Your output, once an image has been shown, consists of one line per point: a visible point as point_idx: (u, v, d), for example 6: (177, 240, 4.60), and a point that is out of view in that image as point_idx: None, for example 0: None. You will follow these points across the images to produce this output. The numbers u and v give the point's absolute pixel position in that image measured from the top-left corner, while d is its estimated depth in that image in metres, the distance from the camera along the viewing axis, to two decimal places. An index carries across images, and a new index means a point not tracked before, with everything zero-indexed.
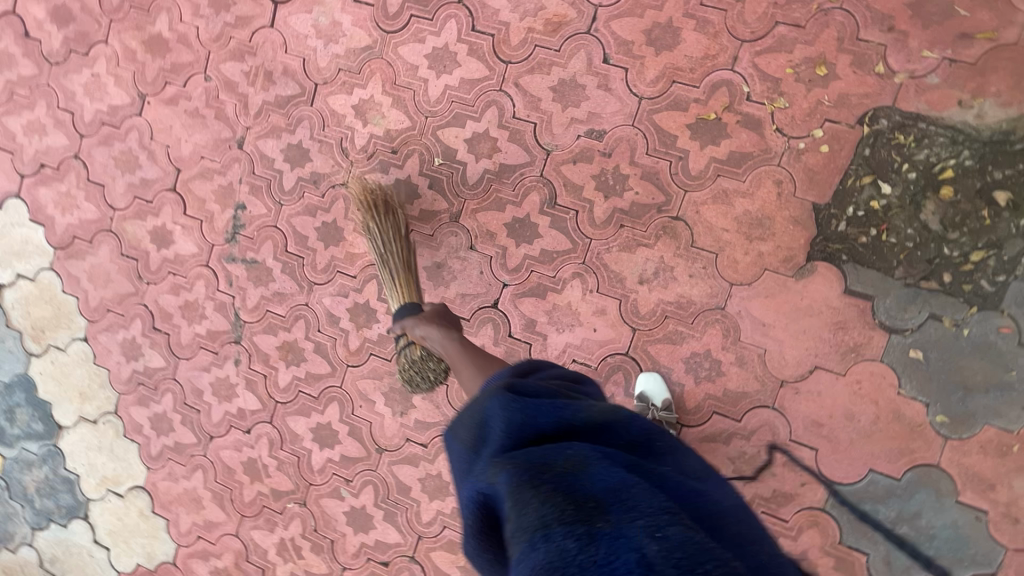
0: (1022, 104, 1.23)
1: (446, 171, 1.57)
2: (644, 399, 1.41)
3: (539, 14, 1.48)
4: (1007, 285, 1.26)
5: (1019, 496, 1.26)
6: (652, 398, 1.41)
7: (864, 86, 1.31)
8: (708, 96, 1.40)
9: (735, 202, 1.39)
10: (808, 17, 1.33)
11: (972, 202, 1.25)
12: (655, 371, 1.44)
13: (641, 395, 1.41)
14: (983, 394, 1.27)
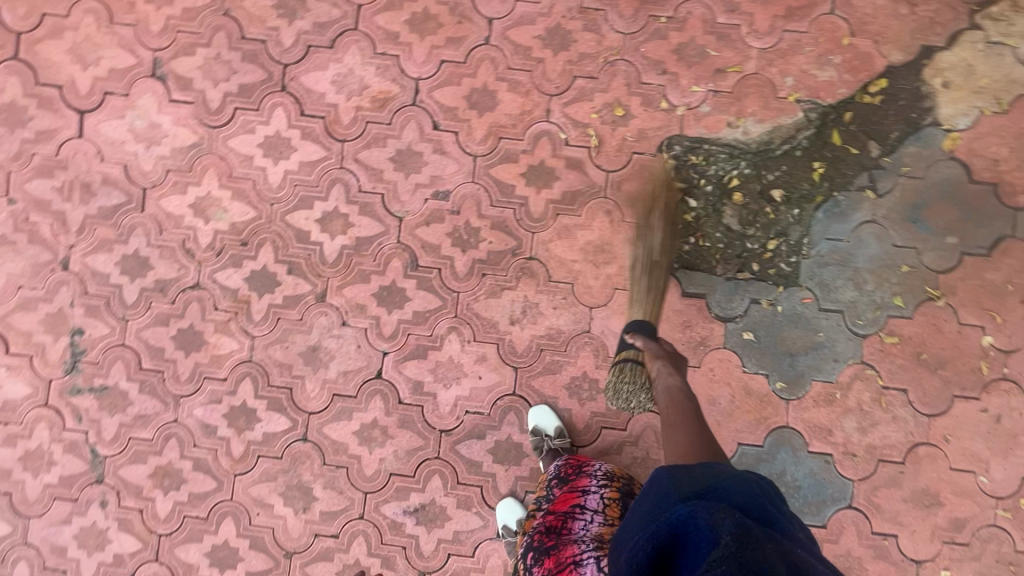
0: (772, 119, 1.52)
1: (303, 254, 1.56)
2: (537, 433, 1.48)
3: (364, 92, 1.54)
4: (799, 264, 1.52)
5: (851, 434, 1.49)
6: (545, 430, 1.49)
7: (656, 120, 1.53)
8: (533, 146, 1.54)
9: (577, 235, 1.54)
10: (599, 68, 1.54)
11: (757, 202, 1.51)
12: (543, 403, 1.52)
13: (534, 430, 1.49)
14: (805, 356, 1.50)
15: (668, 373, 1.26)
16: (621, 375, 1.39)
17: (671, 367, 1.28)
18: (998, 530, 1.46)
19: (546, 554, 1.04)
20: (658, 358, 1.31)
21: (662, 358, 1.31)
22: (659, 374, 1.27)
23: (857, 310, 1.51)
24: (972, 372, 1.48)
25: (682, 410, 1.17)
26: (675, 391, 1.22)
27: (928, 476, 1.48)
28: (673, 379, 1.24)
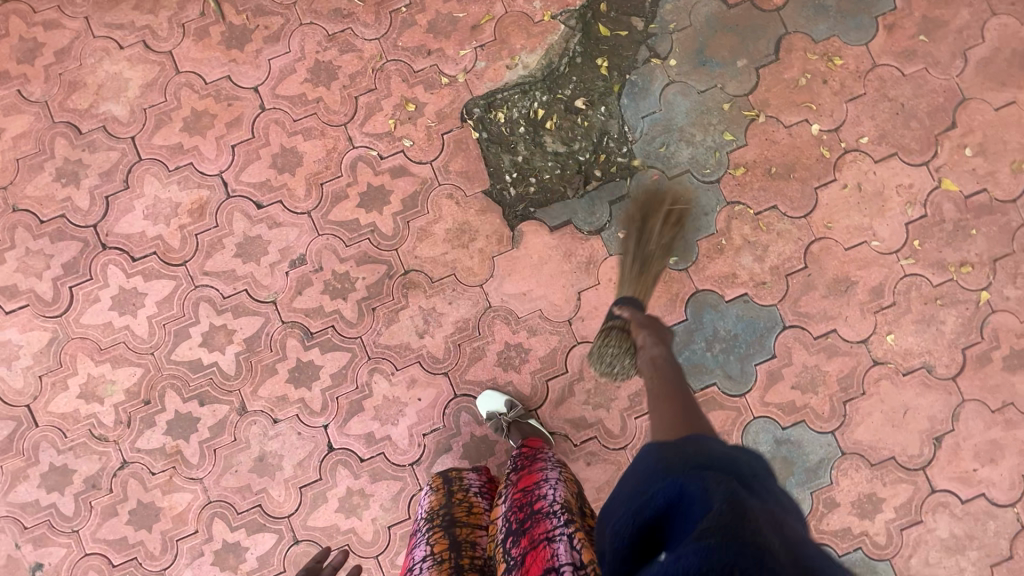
0: (541, 44, 1.59)
1: (205, 381, 1.56)
2: (492, 417, 1.50)
3: (179, 210, 1.54)
4: (632, 151, 1.60)
5: (753, 267, 1.57)
6: (498, 412, 1.50)
7: (446, 97, 1.59)
8: (355, 176, 1.57)
9: (436, 230, 1.58)
10: (373, 79, 1.58)
11: (568, 118, 1.58)
12: (487, 389, 1.54)
13: (489, 415, 1.50)
14: (680, 224, 1.58)
15: (654, 342, 1.25)
16: (608, 339, 1.42)
17: (656, 336, 1.27)
18: (911, 277, 1.56)
19: (521, 534, 1.04)
20: (644, 325, 1.30)
21: (649, 327, 1.29)
22: (647, 345, 1.25)
23: (700, 162, 1.59)
24: (818, 161, 1.59)
25: (657, 396, 1.12)
26: (659, 365, 1.20)
27: (833, 266, 1.57)
28: (656, 353, 1.22)
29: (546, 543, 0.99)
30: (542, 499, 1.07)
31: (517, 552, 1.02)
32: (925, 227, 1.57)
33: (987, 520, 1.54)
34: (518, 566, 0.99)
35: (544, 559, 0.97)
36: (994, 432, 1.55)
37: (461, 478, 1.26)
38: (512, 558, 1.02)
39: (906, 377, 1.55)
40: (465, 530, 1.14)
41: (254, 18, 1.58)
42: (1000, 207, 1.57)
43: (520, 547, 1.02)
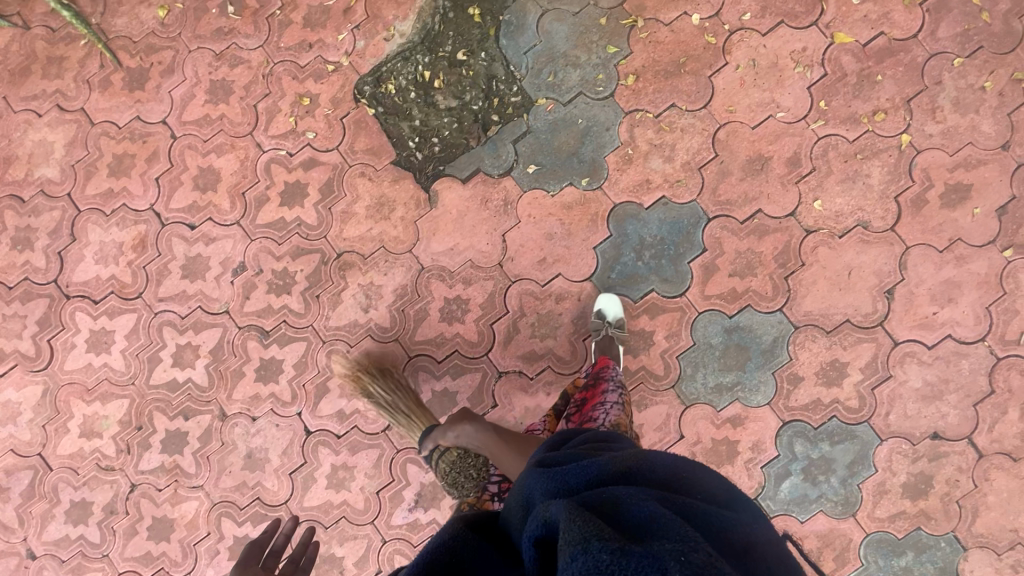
0: (412, 9, 1.64)
1: (185, 397, 1.67)
2: (600, 316, 1.55)
3: (124, 248, 1.67)
4: (523, 88, 1.63)
5: (664, 168, 1.58)
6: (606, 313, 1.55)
7: (335, 83, 1.65)
8: (271, 178, 1.66)
9: (356, 209, 1.65)
10: (266, 84, 1.66)
11: (454, 72, 1.62)
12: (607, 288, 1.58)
13: (598, 313, 1.55)
14: (584, 145, 1.61)
15: (463, 426, 1.29)
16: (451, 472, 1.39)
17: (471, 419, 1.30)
18: (825, 138, 1.54)
19: None
20: (450, 428, 1.32)
21: (455, 422, 1.32)
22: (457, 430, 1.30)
23: (590, 81, 1.61)
24: (706, 49, 1.58)
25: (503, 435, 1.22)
26: (477, 436, 1.24)
27: (744, 148, 1.56)
28: (467, 430, 1.28)
29: None
30: (593, 417, 1.22)
31: None
32: (829, 86, 1.54)
33: (959, 361, 1.50)
34: None
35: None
36: (947, 272, 1.51)
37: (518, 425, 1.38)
38: None
39: (844, 238, 1.53)
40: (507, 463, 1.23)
41: (148, 57, 1.69)
42: (902, 47, 1.53)
43: None
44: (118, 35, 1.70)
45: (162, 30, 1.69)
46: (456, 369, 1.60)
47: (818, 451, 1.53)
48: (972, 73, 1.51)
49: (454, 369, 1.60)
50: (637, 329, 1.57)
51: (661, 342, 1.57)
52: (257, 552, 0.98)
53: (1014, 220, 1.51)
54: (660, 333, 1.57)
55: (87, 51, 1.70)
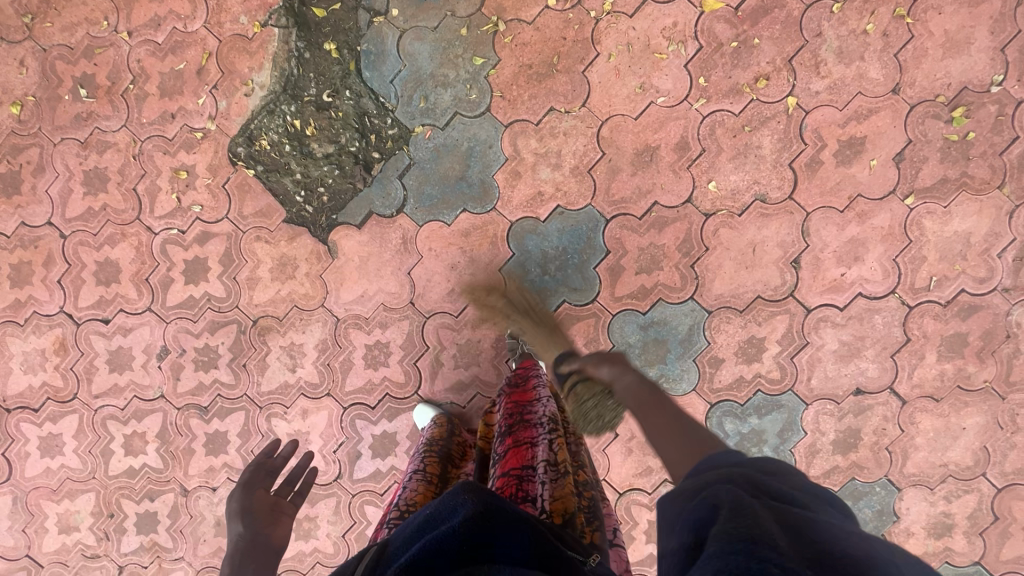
0: (266, 56, 1.55)
1: (145, 481, 1.74)
2: (512, 337, 1.55)
3: (47, 354, 1.69)
4: (397, 118, 1.56)
5: (554, 177, 1.54)
6: (519, 333, 1.55)
7: (208, 150, 1.60)
8: (169, 259, 1.64)
9: (260, 274, 1.64)
10: (140, 164, 1.61)
11: (323, 116, 1.56)
12: None
13: (511, 335, 1.55)
14: (471, 168, 1.56)
15: (624, 371, 1.12)
16: (579, 396, 1.22)
17: (622, 367, 1.14)
18: (710, 116, 1.48)
19: (507, 434, 1.10)
20: (602, 363, 1.17)
21: (608, 361, 1.17)
22: (619, 368, 1.14)
23: (464, 99, 1.54)
24: (575, 42, 1.50)
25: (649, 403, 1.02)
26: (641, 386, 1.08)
27: (629, 141, 1.51)
28: (629, 376, 1.11)
29: (529, 442, 1.05)
30: (534, 411, 1.14)
31: (500, 449, 1.07)
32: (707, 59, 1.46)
33: (872, 316, 1.51)
34: (499, 457, 1.05)
35: (525, 455, 1.03)
36: (851, 231, 1.49)
37: (458, 428, 1.36)
38: (497, 454, 1.07)
39: (743, 215, 1.51)
40: (455, 469, 1.19)
41: (15, 159, 1.63)
42: (775, 3, 1.44)
43: (503, 444, 1.08)
44: None
45: (21, 127, 1.62)
46: (391, 410, 1.64)
47: (748, 426, 1.57)
48: (852, 18, 1.43)
49: (389, 411, 1.64)
50: None
51: (582, 350, 1.58)
52: (263, 473, 1.16)
53: (913, 165, 1.47)
54: (579, 342, 1.58)
55: None
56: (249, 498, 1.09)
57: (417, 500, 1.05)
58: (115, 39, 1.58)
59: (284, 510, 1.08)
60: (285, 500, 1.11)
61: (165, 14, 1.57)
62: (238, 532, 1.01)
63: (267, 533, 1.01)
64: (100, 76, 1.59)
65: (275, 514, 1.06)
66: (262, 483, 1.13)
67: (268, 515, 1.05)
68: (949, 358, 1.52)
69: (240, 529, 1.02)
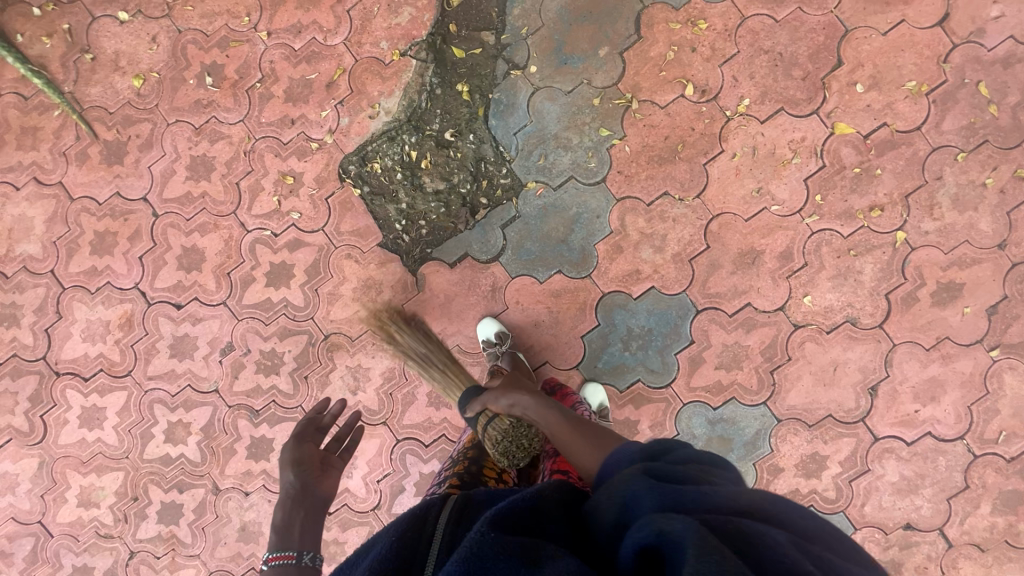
0: (398, 85, 1.57)
1: (179, 471, 1.71)
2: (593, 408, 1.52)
3: (111, 327, 1.66)
4: (513, 170, 1.57)
5: (654, 259, 1.55)
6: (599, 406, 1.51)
7: (320, 162, 1.60)
8: (256, 258, 1.63)
9: (342, 291, 1.63)
10: (248, 161, 1.61)
11: (441, 153, 1.57)
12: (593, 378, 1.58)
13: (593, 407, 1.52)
14: (574, 232, 1.57)
15: (519, 394, 1.17)
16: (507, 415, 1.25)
17: (515, 392, 1.19)
18: (819, 233, 1.51)
19: (559, 436, 1.24)
20: (500, 395, 1.21)
21: (506, 393, 1.20)
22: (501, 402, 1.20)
23: (583, 165, 1.56)
24: (702, 135, 1.52)
25: (560, 416, 1.08)
26: (535, 408, 1.13)
27: (735, 240, 1.53)
28: (523, 399, 1.16)
29: None
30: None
31: (552, 445, 1.22)
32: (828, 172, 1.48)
33: (937, 457, 1.53)
34: (552, 454, 1.19)
35: None
36: (932, 370, 1.51)
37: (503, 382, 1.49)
38: (550, 450, 1.21)
39: (831, 334, 1.53)
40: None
41: (126, 130, 1.63)
42: (904, 139, 1.47)
43: (556, 441, 1.22)
44: (93, 105, 1.63)
45: (138, 100, 1.62)
46: (443, 452, 1.63)
47: None
48: (974, 169, 1.47)
49: (441, 452, 1.63)
50: (623, 417, 1.59)
51: (646, 431, 1.58)
52: (311, 430, 1.26)
53: (1004, 320, 1.50)
54: (645, 422, 1.58)
55: (61, 121, 1.64)
56: (300, 450, 1.20)
57: (470, 441, 1.28)
58: (253, 36, 1.59)
59: (332, 464, 1.19)
60: (332, 455, 1.23)
61: (307, 23, 1.58)
62: (290, 481, 1.12)
63: (315, 484, 1.13)
64: (229, 68, 1.60)
65: (325, 466, 1.17)
66: (310, 440, 1.23)
67: (317, 467, 1.16)
68: (1003, 512, 1.53)
69: (292, 479, 1.13)
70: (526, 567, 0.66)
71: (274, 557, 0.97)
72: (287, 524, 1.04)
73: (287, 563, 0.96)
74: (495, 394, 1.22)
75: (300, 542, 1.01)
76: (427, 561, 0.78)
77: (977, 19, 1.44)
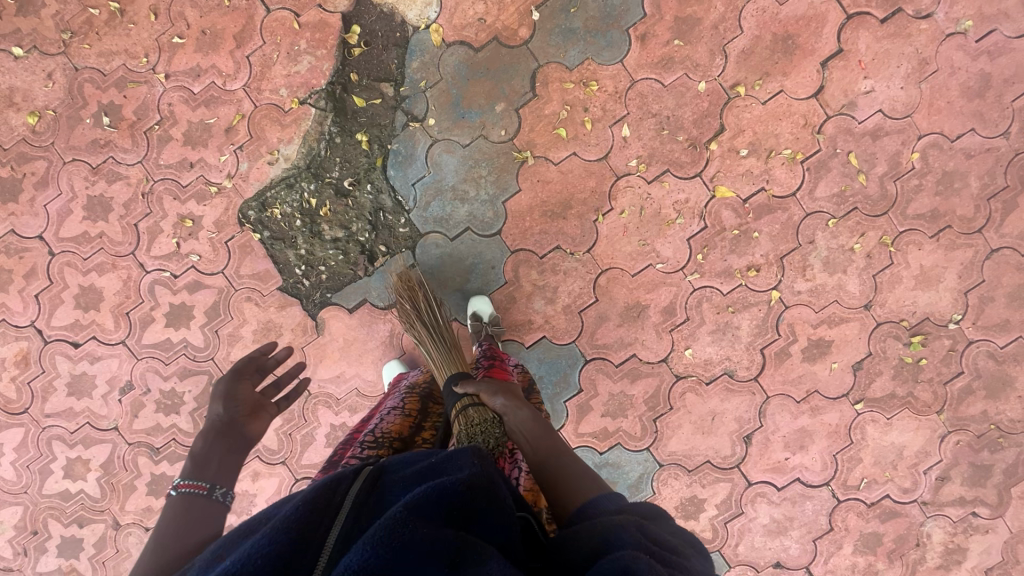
0: (298, 132, 1.59)
1: (78, 506, 1.72)
2: (476, 318, 1.56)
3: (7, 364, 1.66)
4: (411, 220, 1.61)
5: (546, 309, 1.61)
6: (482, 314, 1.56)
7: (220, 205, 1.61)
8: (155, 298, 1.65)
9: (243, 332, 1.66)
10: (147, 202, 1.61)
11: (339, 202, 1.59)
12: None
13: (473, 315, 1.57)
14: (470, 282, 1.62)
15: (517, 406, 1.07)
16: (466, 423, 1.09)
17: (513, 400, 1.08)
18: (700, 290, 1.58)
19: (481, 407, 1.15)
20: (496, 394, 1.09)
21: (504, 392, 1.10)
22: (508, 410, 1.07)
23: (479, 217, 1.61)
24: (593, 192, 1.58)
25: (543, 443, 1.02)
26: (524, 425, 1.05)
27: (622, 294, 1.60)
28: (522, 414, 1.06)
29: (501, 425, 1.11)
30: None
31: (472, 420, 1.13)
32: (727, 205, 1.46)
33: (804, 502, 1.63)
34: (468, 430, 1.11)
35: (494, 435, 1.08)
36: (802, 421, 1.61)
37: None
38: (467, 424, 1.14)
39: (710, 385, 1.61)
40: (435, 398, 1.28)
41: (20, 167, 1.61)
42: (780, 205, 1.55)
43: (477, 417, 1.14)
44: None
45: (33, 137, 1.60)
46: None
47: None
48: (843, 234, 1.56)
49: None
50: None
51: None
52: (251, 370, 1.24)
53: (867, 376, 1.60)
54: None
55: None
56: (235, 387, 1.18)
57: (395, 430, 1.15)
58: (152, 78, 1.59)
59: (265, 408, 1.17)
60: (267, 401, 1.19)
61: (207, 67, 1.58)
62: (217, 414, 1.13)
63: (242, 423, 1.12)
64: (127, 109, 1.59)
65: (255, 409, 1.15)
66: (247, 379, 1.21)
67: (248, 407, 1.15)
68: (863, 552, 1.64)
69: (220, 411, 1.13)
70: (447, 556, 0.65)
71: (186, 483, 0.99)
72: (205, 454, 1.05)
73: (198, 493, 0.98)
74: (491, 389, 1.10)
75: (215, 476, 1.02)
76: (327, 530, 0.70)
77: (850, 92, 1.52)
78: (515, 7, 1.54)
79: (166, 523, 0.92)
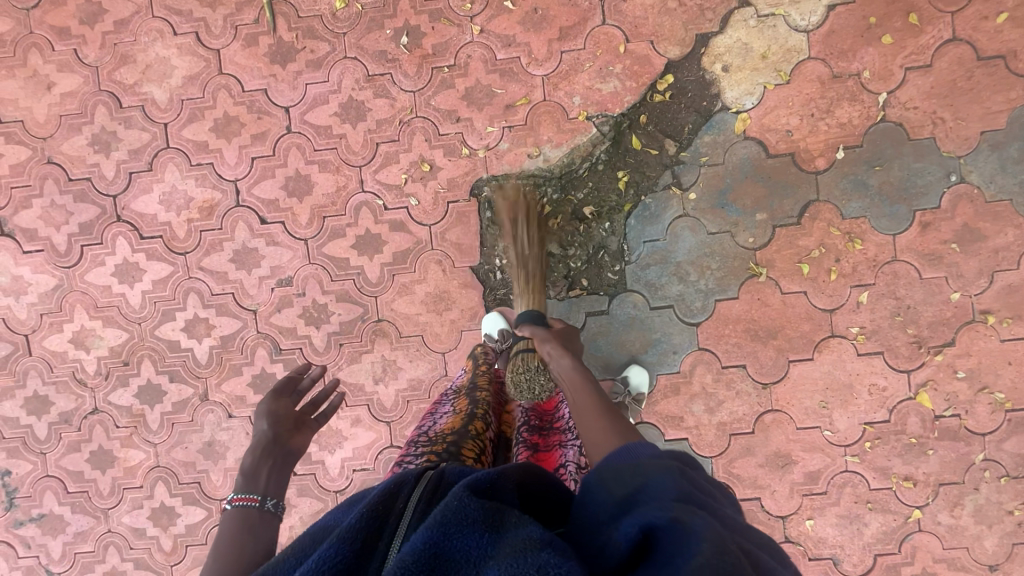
0: (568, 141, 1.58)
1: (179, 361, 1.69)
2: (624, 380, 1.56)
3: (191, 205, 1.64)
4: (625, 271, 1.60)
5: (701, 415, 1.60)
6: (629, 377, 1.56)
7: (462, 167, 1.60)
8: (356, 218, 1.63)
9: (416, 289, 1.64)
10: (399, 130, 1.60)
11: (571, 223, 1.58)
12: None
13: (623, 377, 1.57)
14: (646, 354, 1.61)
15: (562, 353, 1.17)
16: (517, 367, 1.33)
17: (561, 348, 1.19)
18: (851, 473, 1.57)
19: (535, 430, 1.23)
20: (548, 340, 1.22)
21: (553, 342, 1.22)
22: (554, 355, 1.18)
23: (687, 301, 1.59)
24: (802, 335, 1.57)
25: (582, 392, 1.08)
26: (572, 370, 1.13)
27: (778, 439, 1.58)
28: (564, 361, 1.16)
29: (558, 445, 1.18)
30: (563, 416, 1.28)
31: (528, 436, 1.21)
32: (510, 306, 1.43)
33: None
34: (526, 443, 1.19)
35: (554, 456, 1.15)
36: None
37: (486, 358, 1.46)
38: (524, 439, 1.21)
39: (811, 562, 1.59)
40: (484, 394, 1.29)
41: (304, 40, 1.60)
42: (966, 437, 1.54)
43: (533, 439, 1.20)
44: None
45: (330, 20, 1.60)
46: None
47: None
48: (1008, 494, 1.54)
49: None
50: None
51: None
52: (288, 389, 1.20)
53: None
54: None
55: None
56: (276, 406, 1.14)
57: (450, 426, 1.16)
58: (466, 25, 1.58)
59: (306, 425, 1.13)
60: (308, 417, 1.15)
61: (520, 42, 1.57)
62: (262, 430, 1.08)
63: (287, 438, 1.08)
64: (428, 40, 1.59)
65: (298, 425, 1.12)
66: (284, 397, 1.17)
67: (293, 422, 1.11)
68: None
69: (263, 429, 1.08)
70: (487, 533, 0.64)
71: (237, 498, 0.96)
72: (254, 469, 1.01)
73: (249, 506, 0.95)
74: (546, 336, 1.23)
75: (266, 488, 0.99)
76: (388, 533, 0.71)
77: None
78: (825, 136, 1.54)
79: (219, 545, 0.88)
